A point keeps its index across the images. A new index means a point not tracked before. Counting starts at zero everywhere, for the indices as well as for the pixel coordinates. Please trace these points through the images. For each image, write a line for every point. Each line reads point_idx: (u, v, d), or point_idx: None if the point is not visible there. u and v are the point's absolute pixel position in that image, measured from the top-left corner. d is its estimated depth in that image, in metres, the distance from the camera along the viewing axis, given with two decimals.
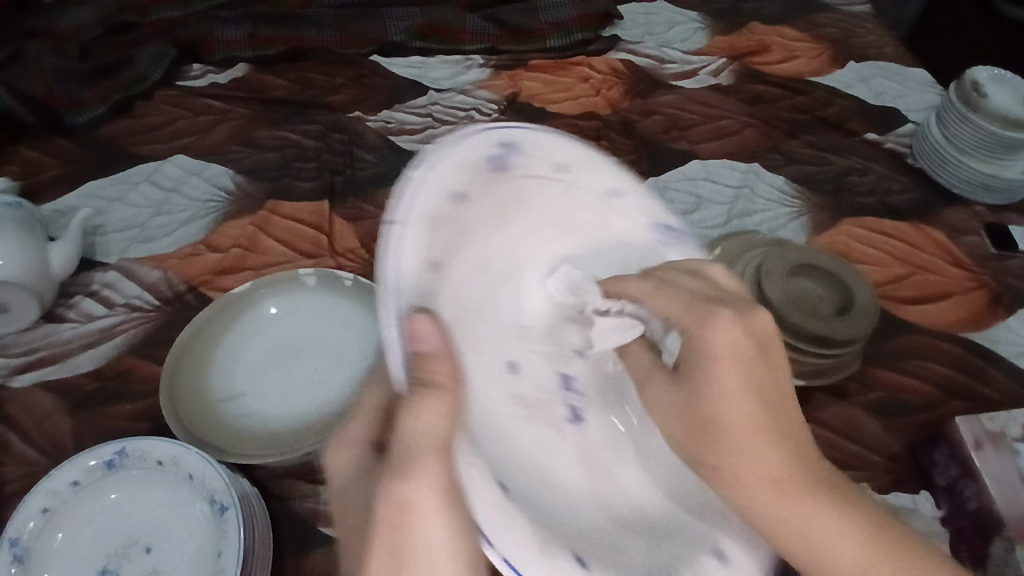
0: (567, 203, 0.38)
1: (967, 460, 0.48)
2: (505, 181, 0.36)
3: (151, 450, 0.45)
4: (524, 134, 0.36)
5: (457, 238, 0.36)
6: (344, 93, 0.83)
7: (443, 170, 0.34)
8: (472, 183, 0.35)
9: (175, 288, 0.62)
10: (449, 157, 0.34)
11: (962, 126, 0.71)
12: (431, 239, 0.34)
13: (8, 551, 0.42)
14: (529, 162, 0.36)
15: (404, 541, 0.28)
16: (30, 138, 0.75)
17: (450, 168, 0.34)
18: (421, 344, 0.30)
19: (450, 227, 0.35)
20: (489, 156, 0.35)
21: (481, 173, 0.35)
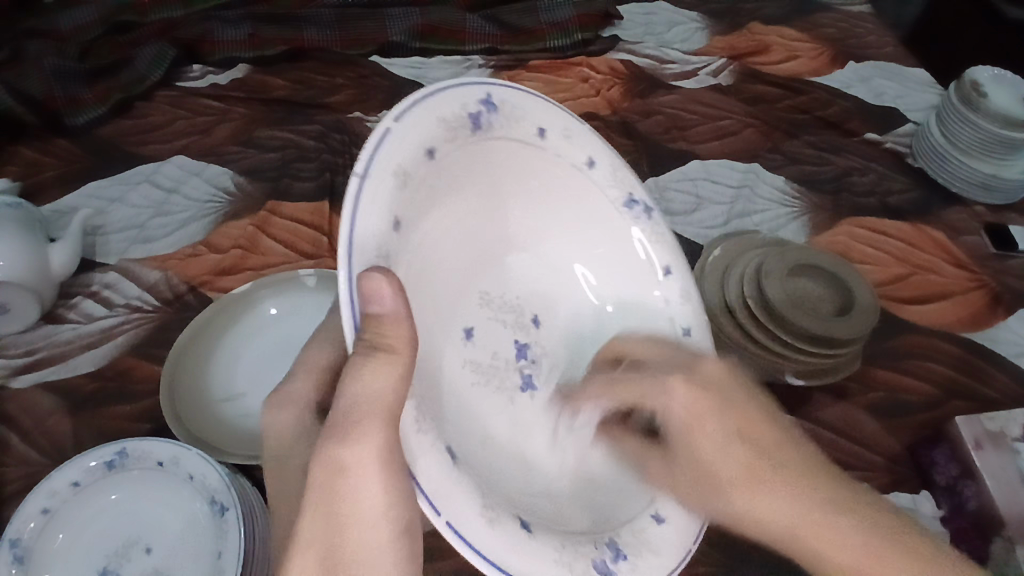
0: (530, 167, 0.42)
1: (968, 460, 0.49)
2: (475, 140, 0.38)
3: (153, 450, 0.45)
4: (497, 96, 0.39)
5: (430, 197, 0.35)
6: (344, 93, 0.83)
7: (419, 124, 0.34)
8: (444, 140, 0.35)
9: (175, 288, 0.62)
10: (425, 111, 0.34)
11: (961, 126, 0.71)
12: (399, 195, 0.32)
13: (8, 551, 0.42)
14: (499, 124, 0.39)
15: (334, 501, 0.32)
16: (30, 138, 0.75)
17: (428, 122, 0.34)
18: (374, 306, 0.28)
19: (433, 190, 0.36)
20: (468, 114, 0.37)
21: (461, 131, 0.37)
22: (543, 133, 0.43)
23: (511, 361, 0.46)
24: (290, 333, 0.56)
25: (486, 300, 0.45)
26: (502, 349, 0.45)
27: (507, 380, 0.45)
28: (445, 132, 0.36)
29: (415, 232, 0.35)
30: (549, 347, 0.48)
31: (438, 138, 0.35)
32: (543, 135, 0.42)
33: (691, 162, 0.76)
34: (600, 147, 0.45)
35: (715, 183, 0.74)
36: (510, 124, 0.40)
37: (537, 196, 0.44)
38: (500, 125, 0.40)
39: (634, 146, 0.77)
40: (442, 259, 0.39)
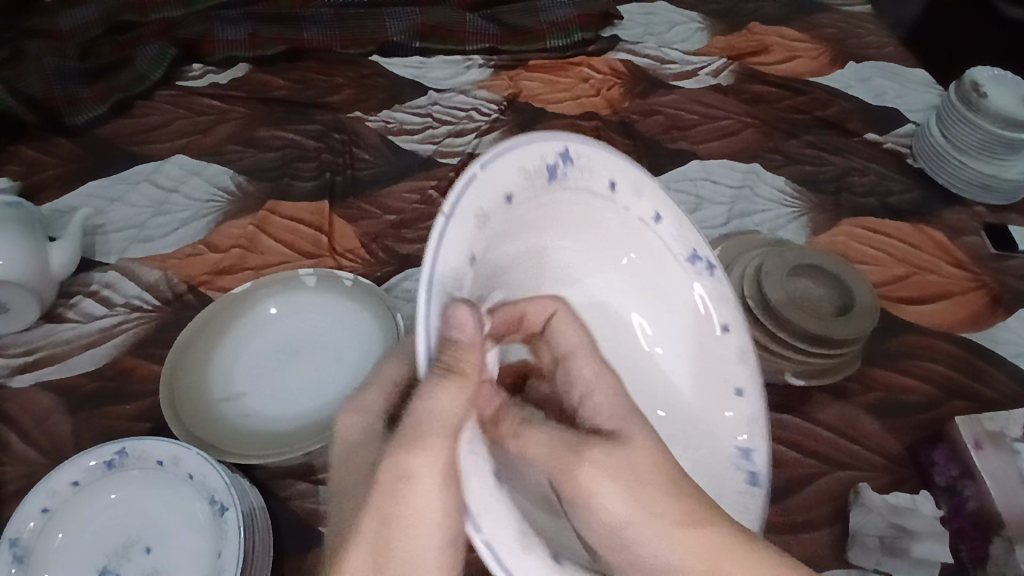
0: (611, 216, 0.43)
1: (967, 461, 0.49)
2: (556, 190, 0.38)
3: (151, 450, 0.45)
4: (582, 147, 0.38)
5: (504, 237, 0.36)
6: (344, 93, 0.83)
7: (503, 168, 0.34)
8: (524, 185, 0.36)
9: (175, 287, 0.62)
10: (509, 156, 0.34)
11: (961, 126, 0.71)
12: (477, 234, 0.32)
13: (8, 551, 0.42)
14: (580, 172, 0.39)
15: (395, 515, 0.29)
16: (31, 138, 0.75)
17: (510, 166, 0.34)
18: (457, 331, 0.29)
19: (507, 231, 0.36)
20: (550, 163, 0.37)
21: (541, 177, 0.37)
22: (625, 192, 0.42)
23: None
24: (290, 332, 0.56)
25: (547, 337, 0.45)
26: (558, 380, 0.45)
27: None
28: (525, 182, 0.35)
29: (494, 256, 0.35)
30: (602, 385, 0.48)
31: (523, 188, 0.35)
32: (659, 216, 0.43)
33: (691, 162, 0.76)
34: (667, 202, 0.43)
35: (715, 183, 0.74)
36: (589, 176, 0.40)
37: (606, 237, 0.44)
38: (582, 178, 0.39)
39: (634, 146, 0.77)
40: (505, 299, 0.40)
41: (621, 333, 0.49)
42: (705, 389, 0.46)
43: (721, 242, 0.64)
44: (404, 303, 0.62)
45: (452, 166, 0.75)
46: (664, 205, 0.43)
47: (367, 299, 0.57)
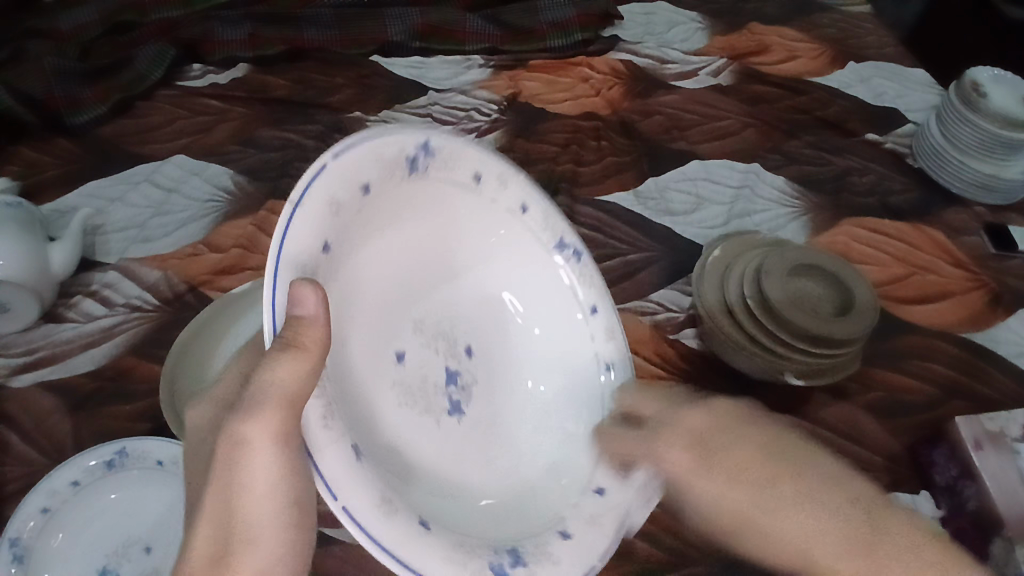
0: (473, 208, 0.43)
1: (967, 461, 0.48)
2: (416, 185, 0.39)
3: (152, 450, 0.46)
4: (439, 140, 0.39)
5: (358, 228, 0.35)
6: (344, 93, 0.83)
7: (359, 157, 0.34)
8: (381, 177, 0.36)
9: (175, 288, 0.62)
10: (367, 147, 0.34)
11: (961, 126, 0.71)
12: (332, 221, 0.33)
13: (8, 550, 0.42)
14: (439, 166, 0.40)
15: (237, 469, 0.36)
16: (30, 138, 0.75)
17: (369, 158, 0.35)
18: (300, 309, 0.29)
19: (367, 226, 0.36)
20: (411, 155, 0.38)
21: (399, 169, 0.37)
22: (489, 187, 0.44)
23: (437, 386, 0.43)
24: None
25: (417, 326, 0.43)
26: (432, 372, 0.43)
27: (432, 403, 0.42)
28: (383, 171, 0.36)
29: (359, 265, 0.37)
30: (480, 378, 0.45)
31: (384, 183, 0.36)
32: (524, 209, 0.45)
33: (691, 162, 0.76)
34: (532, 192, 0.45)
35: (715, 183, 0.74)
36: (450, 169, 0.41)
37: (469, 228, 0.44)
38: (441, 170, 0.40)
39: (634, 146, 0.77)
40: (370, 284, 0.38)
41: (499, 328, 0.47)
42: (574, 378, 0.46)
43: (720, 243, 0.63)
44: None
45: None
46: (530, 195, 0.45)
47: None
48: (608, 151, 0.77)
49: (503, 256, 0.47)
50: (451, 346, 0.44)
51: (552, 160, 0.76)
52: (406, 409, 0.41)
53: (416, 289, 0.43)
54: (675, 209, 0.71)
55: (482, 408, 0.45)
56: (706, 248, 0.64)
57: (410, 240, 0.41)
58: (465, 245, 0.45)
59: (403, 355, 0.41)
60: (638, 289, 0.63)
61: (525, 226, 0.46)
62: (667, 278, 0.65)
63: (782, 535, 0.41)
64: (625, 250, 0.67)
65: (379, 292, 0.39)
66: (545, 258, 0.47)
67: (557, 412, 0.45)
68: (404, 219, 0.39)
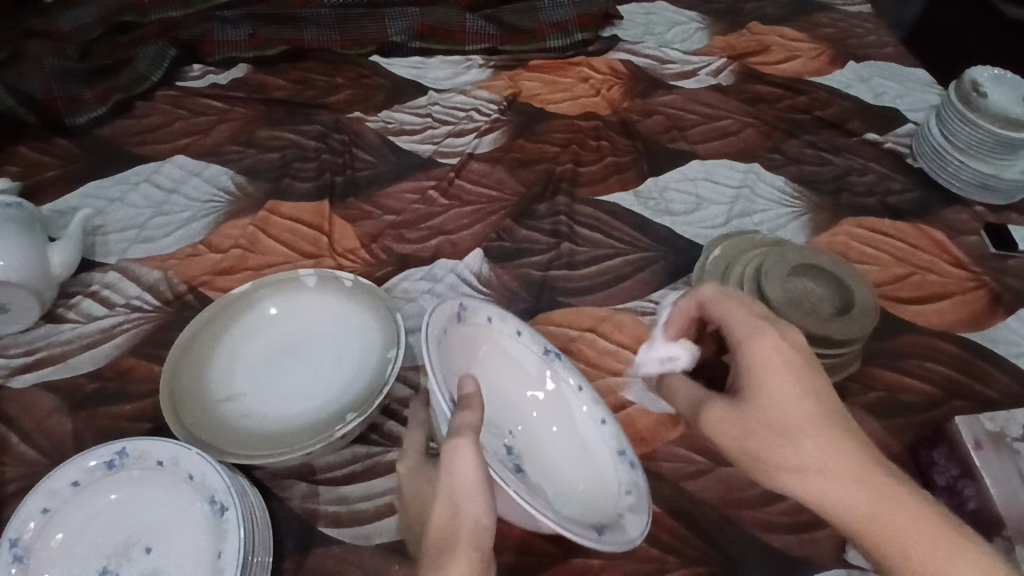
0: (489, 345, 0.49)
1: (967, 460, 0.48)
2: (461, 334, 0.47)
3: (151, 450, 0.45)
4: (472, 301, 0.47)
5: (446, 363, 0.44)
6: (344, 94, 0.83)
7: (437, 318, 0.44)
8: (448, 332, 0.45)
9: (175, 288, 0.62)
10: (438, 310, 0.44)
11: (961, 126, 0.71)
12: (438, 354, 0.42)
13: (8, 551, 0.42)
14: (473, 319, 0.48)
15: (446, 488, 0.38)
16: (31, 139, 0.75)
17: (440, 317, 0.44)
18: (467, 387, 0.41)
19: (450, 371, 0.44)
20: (453, 314, 0.46)
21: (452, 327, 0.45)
22: (500, 328, 0.49)
23: (506, 461, 0.45)
24: (290, 332, 0.56)
25: (489, 428, 0.47)
26: (500, 453, 0.45)
27: (508, 469, 0.44)
28: (447, 327, 0.45)
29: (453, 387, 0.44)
30: (528, 452, 0.47)
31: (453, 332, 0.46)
32: (521, 331, 0.49)
33: (691, 162, 0.76)
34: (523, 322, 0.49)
35: (715, 183, 0.74)
36: (473, 320, 0.48)
37: (490, 358, 0.49)
38: (473, 325, 0.48)
39: (634, 146, 0.77)
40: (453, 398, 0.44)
41: (533, 443, 0.48)
42: (602, 470, 0.46)
43: (720, 243, 0.64)
44: (404, 303, 0.62)
45: (452, 166, 0.75)
46: (524, 327, 0.49)
47: (366, 299, 0.57)
48: (608, 152, 0.77)
49: (512, 369, 0.49)
50: (501, 433, 0.47)
51: (552, 160, 0.76)
52: (505, 475, 0.43)
53: (481, 406, 0.47)
54: (675, 209, 0.71)
55: (535, 468, 0.46)
56: (706, 249, 0.64)
57: (464, 368, 0.47)
58: (494, 382, 0.49)
59: (483, 448, 0.45)
60: (638, 289, 0.63)
61: (524, 349, 0.49)
62: (668, 278, 0.64)
63: (837, 488, 0.38)
64: (625, 250, 0.67)
65: (468, 413, 0.45)
66: (542, 366, 0.49)
67: (604, 500, 0.44)
68: (461, 354, 0.47)
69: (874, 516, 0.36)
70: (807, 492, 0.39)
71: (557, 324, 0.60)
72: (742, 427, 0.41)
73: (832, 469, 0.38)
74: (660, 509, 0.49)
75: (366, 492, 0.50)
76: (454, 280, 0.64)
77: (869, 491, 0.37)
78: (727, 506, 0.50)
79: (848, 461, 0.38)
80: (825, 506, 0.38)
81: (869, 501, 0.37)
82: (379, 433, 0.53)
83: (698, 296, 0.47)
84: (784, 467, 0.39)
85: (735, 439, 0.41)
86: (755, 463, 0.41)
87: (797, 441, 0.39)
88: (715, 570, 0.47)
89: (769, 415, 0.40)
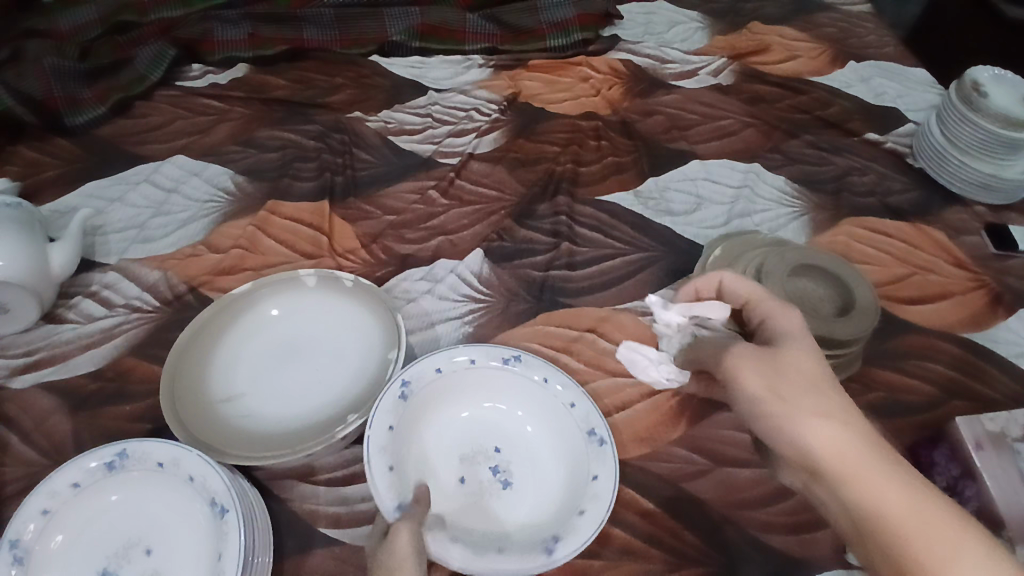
0: (452, 384, 0.50)
1: (967, 460, 0.49)
2: (416, 406, 0.49)
3: (152, 452, 0.45)
4: (412, 370, 0.49)
5: (403, 447, 0.47)
6: (344, 93, 0.83)
7: (380, 417, 0.46)
8: (397, 418, 0.47)
9: (175, 288, 0.62)
10: (379, 407, 0.47)
11: (961, 126, 0.71)
12: (387, 451, 0.45)
13: (8, 552, 0.42)
14: (422, 378, 0.49)
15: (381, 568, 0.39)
16: (30, 139, 0.75)
17: (384, 413, 0.47)
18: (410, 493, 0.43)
19: (408, 446, 0.47)
20: (400, 395, 0.48)
21: (399, 409, 0.47)
22: (453, 371, 0.50)
23: (488, 481, 0.48)
24: (290, 332, 0.56)
25: (466, 457, 0.49)
26: (482, 478, 0.48)
27: (488, 490, 0.47)
28: (396, 410, 0.47)
29: (411, 453, 0.47)
30: (516, 457, 0.49)
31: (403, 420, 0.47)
32: (474, 360, 0.51)
33: (691, 162, 0.76)
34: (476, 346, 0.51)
35: (715, 183, 0.74)
36: (422, 376, 0.49)
37: (458, 393, 0.51)
38: (424, 383, 0.49)
39: (634, 146, 0.77)
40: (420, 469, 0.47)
41: (521, 449, 0.49)
42: (578, 467, 0.47)
43: (721, 243, 0.65)
44: (404, 303, 0.62)
45: (452, 166, 0.75)
46: (476, 350, 0.51)
47: (366, 299, 0.57)
48: (608, 152, 0.77)
49: (485, 389, 0.51)
50: (486, 453, 0.49)
51: (552, 160, 0.76)
52: (483, 503, 0.46)
53: (458, 436, 0.50)
54: (675, 209, 0.71)
55: (526, 472, 0.48)
56: (707, 249, 0.65)
57: (430, 421, 0.49)
58: (464, 411, 0.51)
59: (465, 476, 0.48)
60: (638, 290, 0.63)
61: (483, 372, 0.51)
62: (668, 278, 0.64)
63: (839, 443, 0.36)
64: (625, 250, 0.67)
65: (437, 458, 0.48)
66: (507, 376, 0.51)
67: (570, 507, 0.45)
68: (424, 420, 0.49)
69: (886, 480, 0.34)
70: (826, 442, 0.36)
71: (557, 324, 0.60)
72: (770, 371, 0.41)
73: (854, 424, 0.37)
74: (660, 509, 0.49)
75: (366, 492, 0.50)
76: (454, 280, 0.63)
77: (885, 455, 0.35)
78: (727, 506, 0.50)
79: (867, 426, 0.37)
80: (839, 459, 0.36)
81: (883, 465, 0.34)
82: None
83: (723, 275, 0.51)
84: (808, 410, 0.38)
85: (762, 380, 0.41)
86: (777, 406, 0.39)
87: (825, 392, 0.39)
88: (715, 570, 0.47)
89: (797, 362, 0.41)
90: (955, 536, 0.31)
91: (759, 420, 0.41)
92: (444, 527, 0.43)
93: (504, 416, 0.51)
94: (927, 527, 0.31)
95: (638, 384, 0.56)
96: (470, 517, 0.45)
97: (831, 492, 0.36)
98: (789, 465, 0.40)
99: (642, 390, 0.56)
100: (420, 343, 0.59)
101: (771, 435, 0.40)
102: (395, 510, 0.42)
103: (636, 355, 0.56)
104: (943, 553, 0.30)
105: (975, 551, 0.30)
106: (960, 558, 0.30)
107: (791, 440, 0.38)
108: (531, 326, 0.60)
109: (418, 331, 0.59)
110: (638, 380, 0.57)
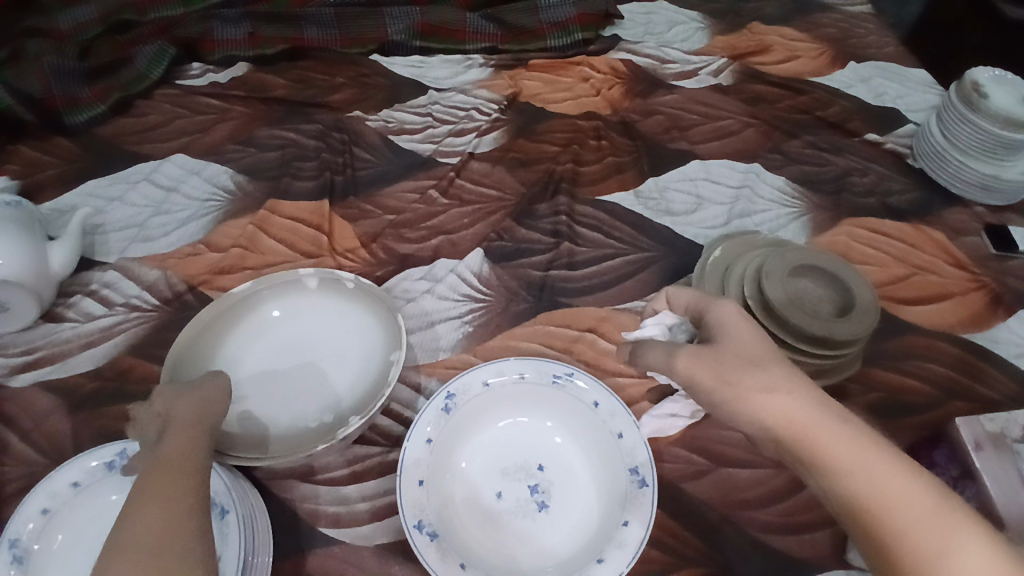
0: (502, 397, 0.51)
1: (967, 461, 0.48)
2: (458, 418, 0.49)
3: None
4: (458, 383, 0.50)
5: (441, 461, 0.48)
6: (344, 93, 0.83)
7: (419, 428, 0.48)
8: (440, 430, 0.48)
9: (175, 287, 0.62)
10: (424, 417, 0.48)
11: (962, 127, 0.71)
12: (423, 463, 0.47)
13: (8, 551, 0.42)
14: (466, 391, 0.50)
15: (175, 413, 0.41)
16: (30, 138, 0.75)
17: (425, 423, 0.48)
18: (421, 510, 0.45)
19: (442, 463, 0.48)
20: (443, 409, 0.49)
21: (443, 422, 0.49)
22: (501, 383, 0.51)
23: (527, 498, 0.48)
24: (290, 332, 0.56)
25: (507, 471, 0.49)
26: (519, 495, 0.48)
27: (523, 509, 0.47)
28: (438, 422, 0.48)
29: (445, 471, 0.48)
30: (560, 481, 0.49)
31: (441, 434, 0.48)
32: (524, 374, 0.51)
33: (691, 162, 0.76)
34: (528, 362, 0.51)
35: (715, 183, 0.74)
36: (467, 392, 0.50)
37: (509, 405, 0.51)
38: (469, 395, 0.50)
39: (634, 146, 0.77)
40: (458, 481, 0.48)
41: (563, 469, 0.49)
42: (615, 506, 0.46)
43: (721, 243, 0.64)
44: (404, 303, 0.62)
45: (452, 166, 0.75)
46: (528, 364, 0.51)
47: (367, 301, 0.57)
48: (608, 152, 0.76)
49: (531, 406, 0.51)
50: (528, 470, 0.49)
51: (552, 160, 0.76)
52: (516, 524, 0.47)
53: (498, 452, 0.50)
54: (675, 210, 0.71)
55: (563, 498, 0.48)
56: (707, 249, 0.65)
57: (478, 429, 0.50)
58: (512, 430, 0.51)
59: (503, 492, 0.48)
60: (638, 290, 0.63)
61: (535, 386, 0.51)
62: (668, 278, 0.64)
63: (782, 410, 0.38)
64: (625, 250, 0.67)
65: (474, 474, 0.49)
66: (556, 395, 0.51)
67: (592, 553, 0.44)
68: (469, 432, 0.50)
69: (835, 434, 0.36)
70: (773, 412, 0.38)
71: (557, 324, 0.60)
72: (715, 361, 0.42)
73: (799, 390, 0.39)
74: (660, 509, 0.49)
75: (365, 492, 0.50)
76: (454, 280, 0.63)
77: (835, 415, 0.37)
78: (727, 507, 0.50)
79: (813, 388, 0.39)
80: (792, 425, 0.37)
81: (832, 423, 0.37)
82: (379, 432, 0.53)
83: (668, 288, 0.52)
84: (754, 387, 0.39)
85: (712, 369, 0.42)
86: (727, 391, 0.41)
87: (770, 368, 0.40)
88: (715, 570, 0.47)
89: (736, 346, 0.42)
90: (900, 479, 0.34)
91: (718, 409, 0.42)
92: (456, 551, 0.43)
93: (547, 438, 0.50)
94: (873, 479, 0.34)
95: (638, 384, 0.56)
96: (491, 537, 0.46)
97: (790, 454, 0.38)
98: (753, 437, 0.41)
99: (642, 390, 0.56)
100: (420, 343, 0.59)
101: (732, 419, 0.41)
102: (414, 524, 0.44)
103: (660, 420, 0.52)
104: (888, 495, 0.34)
105: (918, 493, 0.33)
106: (905, 498, 0.33)
107: (747, 415, 0.40)
108: (531, 326, 0.60)
109: (418, 331, 0.59)
110: (638, 380, 0.57)
